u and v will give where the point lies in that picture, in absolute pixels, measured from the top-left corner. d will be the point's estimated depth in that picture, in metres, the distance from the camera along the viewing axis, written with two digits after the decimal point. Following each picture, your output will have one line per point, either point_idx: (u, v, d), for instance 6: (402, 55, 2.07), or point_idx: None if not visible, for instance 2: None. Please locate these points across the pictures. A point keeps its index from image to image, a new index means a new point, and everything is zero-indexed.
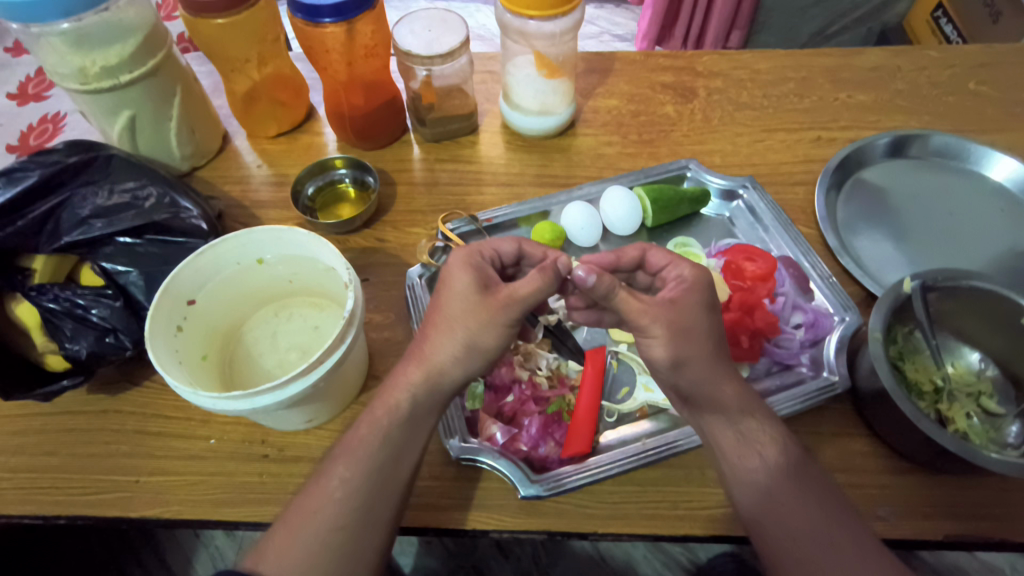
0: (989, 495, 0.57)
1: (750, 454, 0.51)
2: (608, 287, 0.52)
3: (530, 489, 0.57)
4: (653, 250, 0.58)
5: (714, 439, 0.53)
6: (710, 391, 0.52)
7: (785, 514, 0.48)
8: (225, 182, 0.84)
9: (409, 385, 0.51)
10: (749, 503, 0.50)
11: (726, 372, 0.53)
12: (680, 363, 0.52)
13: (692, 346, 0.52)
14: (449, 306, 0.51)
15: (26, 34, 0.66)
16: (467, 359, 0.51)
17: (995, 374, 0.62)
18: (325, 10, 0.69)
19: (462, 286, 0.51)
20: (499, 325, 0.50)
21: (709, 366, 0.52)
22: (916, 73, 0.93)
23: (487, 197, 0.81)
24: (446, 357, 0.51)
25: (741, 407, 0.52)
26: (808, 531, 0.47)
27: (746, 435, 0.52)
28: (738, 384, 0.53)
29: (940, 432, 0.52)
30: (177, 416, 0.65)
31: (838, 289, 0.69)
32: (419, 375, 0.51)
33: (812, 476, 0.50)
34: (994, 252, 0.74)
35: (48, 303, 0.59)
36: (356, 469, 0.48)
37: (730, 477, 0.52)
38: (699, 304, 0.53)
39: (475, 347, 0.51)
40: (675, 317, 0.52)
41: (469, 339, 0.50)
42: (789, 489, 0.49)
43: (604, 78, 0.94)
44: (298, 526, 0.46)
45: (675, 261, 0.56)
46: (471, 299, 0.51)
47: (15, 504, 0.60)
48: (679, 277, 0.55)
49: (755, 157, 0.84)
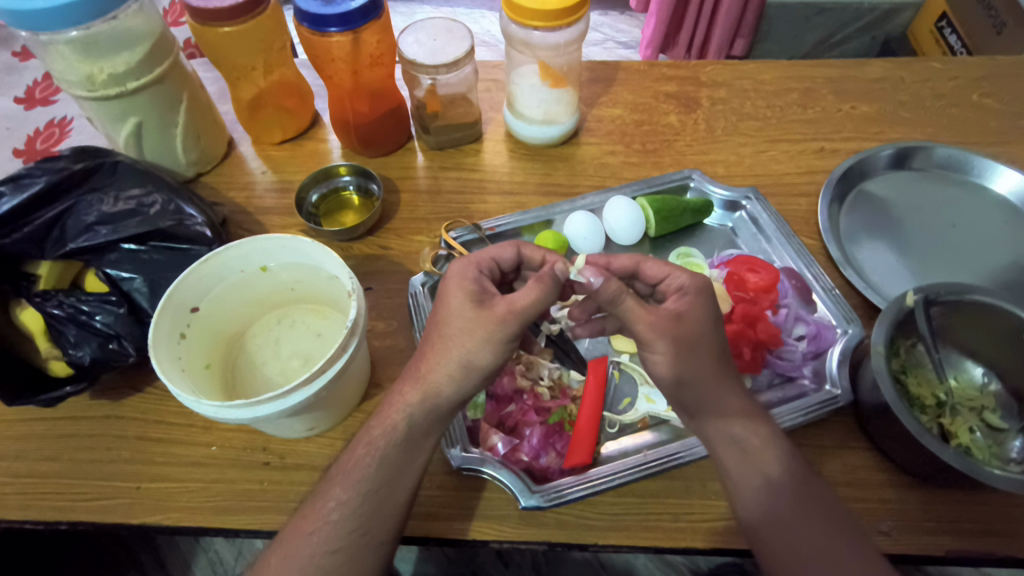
0: (993, 510, 0.57)
1: (751, 471, 0.51)
2: (615, 292, 0.52)
3: (530, 500, 0.56)
4: (647, 261, 0.58)
5: (720, 458, 0.52)
6: (714, 405, 0.53)
7: (789, 530, 0.48)
8: (230, 189, 0.84)
9: (406, 406, 0.51)
10: (752, 517, 0.50)
11: (728, 387, 0.53)
12: (685, 383, 0.52)
13: (697, 362, 0.52)
14: (447, 324, 0.51)
15: (36, 41, 0.67)
16: (463, 377, 0.51)
17: (998, 389, 0.62)
18: (332, 19, 0.70)
19: (457, 305, 0.51)
20: (493, 341, 0.50)
21: (712, 383, 0.53)
22: (920, 85, 0.93)
23: (490, 205, 0.82)
24: (441, 376, 0.51)
25: (743, 422, 0.53)
26: (813, 551, 0.47)
27: (748, 451, 0.51)
28: (740, 398, 0.54)
29: (943, 448, 0.52)
30: (178, 423, 0.65)
31: (841, 302, 0.69)
32: (416, 396, 0.51)
33: (818, 495, 0.50)
34: (997, 265, 0.74)
35: (52, 308, 0.60)
36: (351, 491, 0.49)
37: (733, 492, 0.51)
38: (702, 317, 0.53)
39: (471, 365, 0.50)
40: (678, 331, 0.52)
41: (464, 357, 0.50)
42: (790, 508, 0.49)
43: (608, 87, 0.95)
44: (296, 547, 0.47)
45: (672, 272, 0.57)
46: (466, 315, 0.51)
47: (16, 510, 0.60)
48: (679, 286, 0.55)
49: (758, 168, 0.84)
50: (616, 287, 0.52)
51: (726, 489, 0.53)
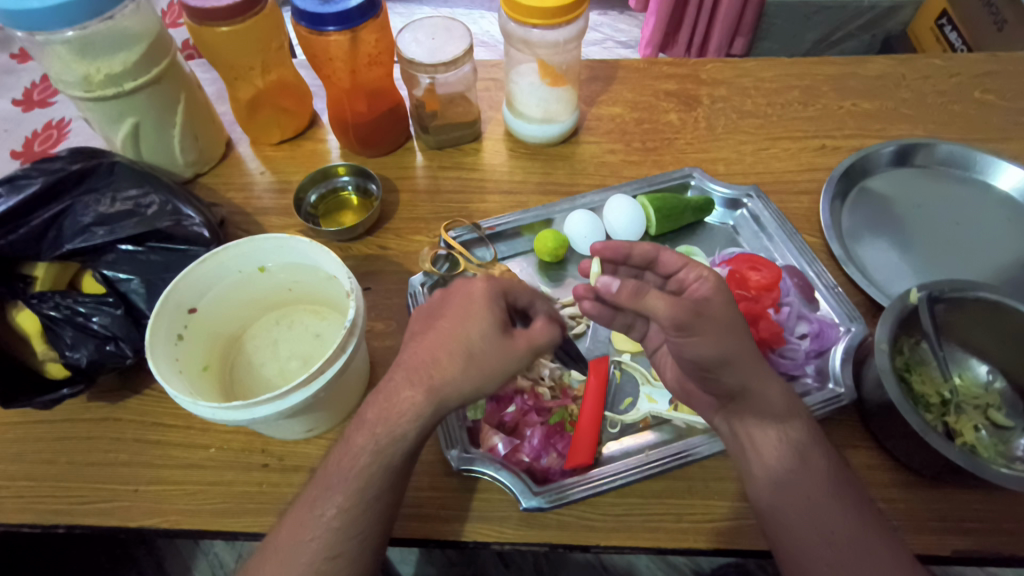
0: (999, 510, 0.57)
1: (787, 456, 0.51)
2: (631, 295, 0.51)
3: (532, 501, 0.56)
4: (665, 251, 0.57)
5: (753, 442, 0.53)
6: (756, 390, 0.52)
7: (821, 518, 0.48)
8: (228, 189, 0.84)
9: (414, 409, 0.47)
10: (771, 500, 0.51)
11: (772, 374, 0.53)
12: (724, 362, 0.51)
13: (738, 344, 0.51)
14: (473, 340, 0.49)
15: (31, 42, 0.67)
16: (473, 394, 0.49)
17: (1003, 387, 0.61)
18: (329, 18, 0.70)
19: (484, 327, 0.49)
20: (510, 372, 0.50)
21: (751, 365, 0.52)
22: (921, 82, 0.93)
23: (490, 205, 0.81)
24: (453, 383, 0.48)
25: (786, 409, 0.53)
26: (844, 541, 0.47)
27: (786, 437, 0.52)
28: (781, 385, 0.54)
29: (948, 446, 0.51)
30: (177, 425, 0.64)
31: (843, 300, 0.69)
32: (422, 397, 0.48)
33: (853, 487, 0.50)
34: (1001, 262, 0.73)
35: (49, 310, 0.60)
36: (342, 493, 0.48)
37: (755, 475, 0.52)
38: (731, 301, 0.52)
39: (481, 389, 0.49)
40: (708, 311, 0.50)
41: (479, 382, 0.48)
42: (828, 497, 0.49)
43: (608, 86, 0.94)
44: (289, 548, 0.47)
45: (690, 264, 0.55)
46: (494, 342, 0.49)
47: (14, 513, 0.60)
48: (698, 277, 0.54)
49: (759, 166, 0.84)
50: (632, 288, 0.50)
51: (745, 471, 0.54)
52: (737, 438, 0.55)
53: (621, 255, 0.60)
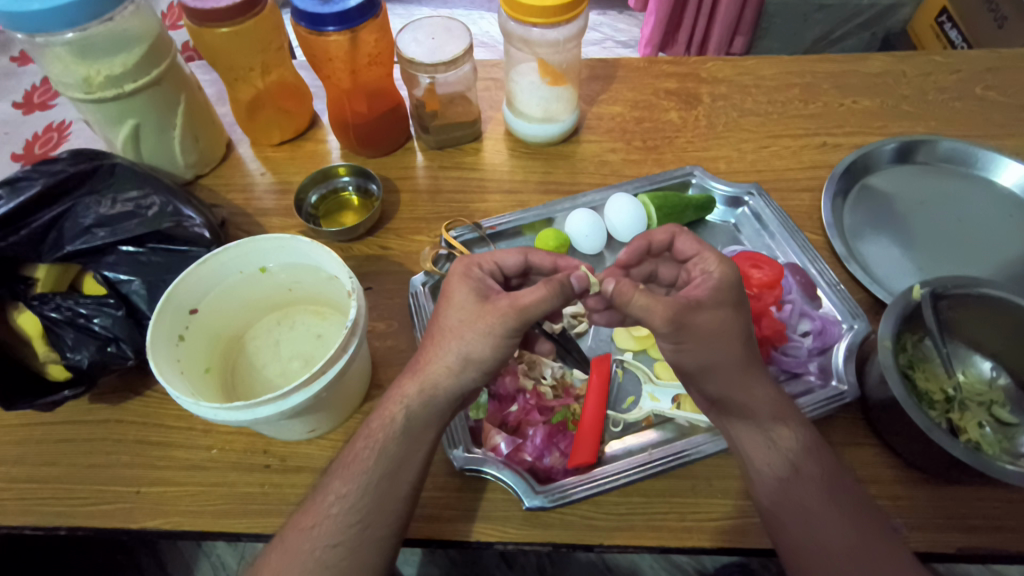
0: (1003, 507, 0.56)
1: (778, 460, 0.51)
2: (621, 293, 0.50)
3: (535, 500, 0.56)
4: (682, 235, 0.57)
5: (743, 446, 0.53)
6: (740, 394, 0.52)
7: (818, 522, 0.48)
8: (229, 190, 0.84)
9: (404, 399, 0.51)
10: (770, 505, 0.50)
11: (759, 376, 0.53)
12: (707, 369, 0.52)
13: (719, 351, 0.51)
14: (447, 318, 0.52)
15: (31, 44, 0.67)
16: (463, 370, 0.51)
17: (1007, 382, 0.61)
18: (328, 18, 0.69)
19: (462, 298, 0.52)
20: (492, 335, 0.50)
21: (735, 374, 0.52)
22: (922, 79, 0.92)
23: (491, 204, 0.81)
24: (440, 369, 0.51)
25: (773, 413, 0.52)
26: (844, 546, 0.46)
27: (776, 442, 0.51)
28: (769, 389, 0.53)
29: (952, 442, 0.51)
30: (179, 426, 0.64)
31: (846, 297, 0.68)
32: (414, 389, 0.51)
33: (850, 490, 0.50)
34: (1003, 259, 0.73)
35: (50, 312, 0.60)
36: (352, 484, 0.49)
37: (752, 480, 0.52)
38: (723, 304, 0.51)
39: (469, 358, 0.50)
40: (694, 320, 0.50)
41: (462, 349, 0.50)
42: (822, 499, 0.49)
43: (608, 84, 0.94)
44: (295, 543, 0.47)
45: (702, 252, 0.55)
46: (470, 308, 0.51)
47: (15, 515, 0.60)
48: (704, 271, 0.53)
49: (760, 163, 0.83)
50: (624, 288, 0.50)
51: (745, 475, 0.54)
52: (730, 442, 0.55)
53: (642, 251, 0.60)
